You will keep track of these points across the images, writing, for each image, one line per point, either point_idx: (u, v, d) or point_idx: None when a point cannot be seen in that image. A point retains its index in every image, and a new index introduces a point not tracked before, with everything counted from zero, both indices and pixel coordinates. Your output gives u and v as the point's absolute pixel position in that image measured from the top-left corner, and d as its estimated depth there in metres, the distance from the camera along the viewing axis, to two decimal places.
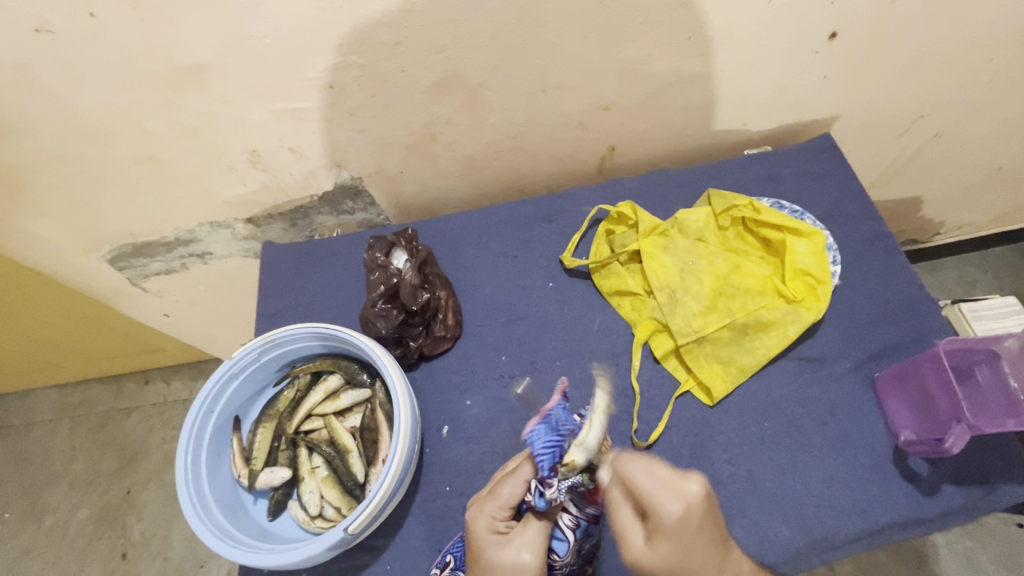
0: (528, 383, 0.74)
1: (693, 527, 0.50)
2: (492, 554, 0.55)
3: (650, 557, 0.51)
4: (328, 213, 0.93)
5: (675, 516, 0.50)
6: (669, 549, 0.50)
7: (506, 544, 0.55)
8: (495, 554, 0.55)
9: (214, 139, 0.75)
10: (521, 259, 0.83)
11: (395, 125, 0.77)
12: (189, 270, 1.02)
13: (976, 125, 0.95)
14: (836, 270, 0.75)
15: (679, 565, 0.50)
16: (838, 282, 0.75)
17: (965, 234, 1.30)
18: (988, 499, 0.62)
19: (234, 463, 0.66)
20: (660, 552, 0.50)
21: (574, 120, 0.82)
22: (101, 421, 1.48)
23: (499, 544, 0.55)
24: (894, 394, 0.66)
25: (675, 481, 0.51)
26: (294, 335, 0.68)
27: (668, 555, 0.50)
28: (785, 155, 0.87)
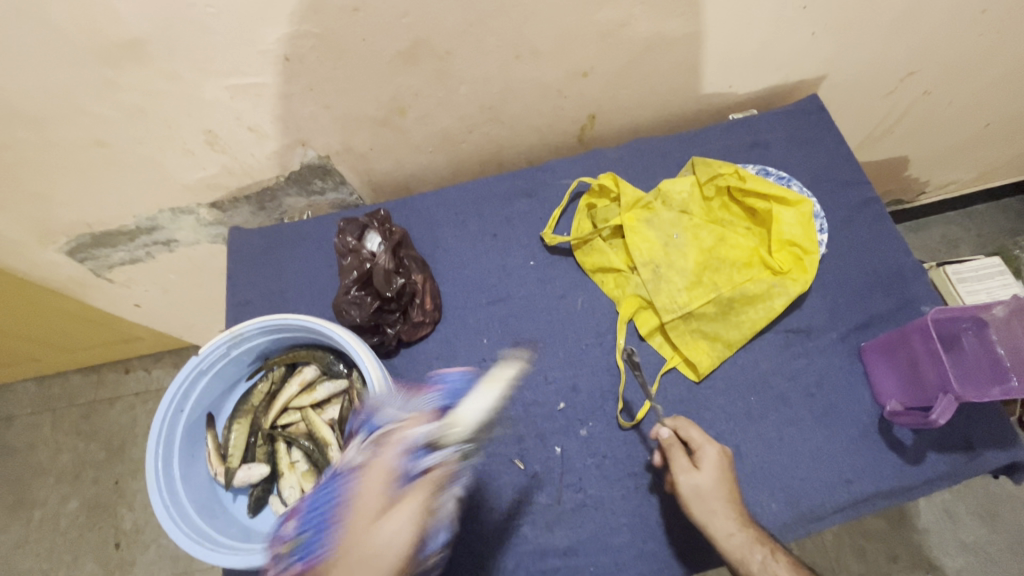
0: (512, 366, 0.72)
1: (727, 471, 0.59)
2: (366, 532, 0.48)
3: (692, 483, 0.58)
4: (297, 194, 0.88)
5: (721, 464, 0.59)
6: (715, 482, 0.58)
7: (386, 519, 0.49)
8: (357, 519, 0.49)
9: (165, 120, 0.70)
10: (501, 238, 0.80)
11: (361, 99, 0.73)
12: (156, 258, 0.98)
13: (967, 80, 0.92)
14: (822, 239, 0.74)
15: (720, 493, 0.57)
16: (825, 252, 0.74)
17: (949, 192, 1.29)
18: (972, 465, 0.62)
19: (210, 462, 0.64)
20: (707, 476, 0.58)
21: (552, 88, 0.78)
22: (84, 413, 1.45)
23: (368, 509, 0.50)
24: (882, 365, 0.65)
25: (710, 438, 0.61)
26: (264, 329, 0.64)
27: (712, 480, 0.58)
28: (772, 119, 0.83)
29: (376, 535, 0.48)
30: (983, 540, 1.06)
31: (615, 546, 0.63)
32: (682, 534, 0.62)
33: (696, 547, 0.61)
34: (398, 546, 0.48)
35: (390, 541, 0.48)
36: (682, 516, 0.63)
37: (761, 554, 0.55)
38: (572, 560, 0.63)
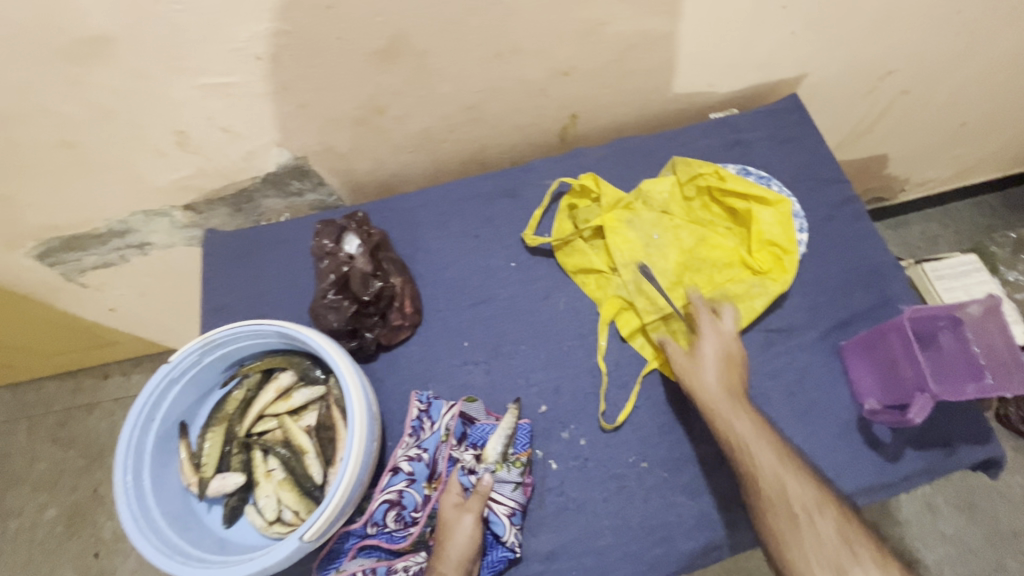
0: (493, 369, 0.71)
1: (732, 352, 0.64)
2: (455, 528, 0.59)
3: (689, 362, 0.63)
4: (275, 196, 0.87)
5: (723, 352, 0.63)
6: (715, 367, 0.62)
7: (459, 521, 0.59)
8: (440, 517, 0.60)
9: (135, 120, 0.68)
10: (482, 239, 0.79)
11: (338, 99, 0.71)
12: (130, 262, 0.95)
13: (944, 79, 0.93)
14: (802, 238, 0.74)
15: (717, 378, 0.62)
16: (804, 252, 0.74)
17: (929, 189, 1.31)
18: (950, 462, 0.63)
19: (184, 472, 0.63)
20: (705, 363, 0.62)
21: (532, 87, 0.77)
22: (60, 419, 1.41)
23: (452, 508, 0.60)
24: (862, 362, 0.65)
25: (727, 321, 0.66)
26: (238, 334, 0.63)
27: (709, 367, 0.62)
28: (752, 118, 0.83)
29: (462, 527, 0.59)
30: (962, 532, 1.08)
31: (598, 548, 0.62)
32: (665, 535, 0.62)
33: (679, 547, 0.61)
34: (473, 537, 0.59)
35: (462, 535, 0.59)
36: (664, 517, 0.63)
37: (734, 406, 0.60)
38: (555, 564, 0.62)
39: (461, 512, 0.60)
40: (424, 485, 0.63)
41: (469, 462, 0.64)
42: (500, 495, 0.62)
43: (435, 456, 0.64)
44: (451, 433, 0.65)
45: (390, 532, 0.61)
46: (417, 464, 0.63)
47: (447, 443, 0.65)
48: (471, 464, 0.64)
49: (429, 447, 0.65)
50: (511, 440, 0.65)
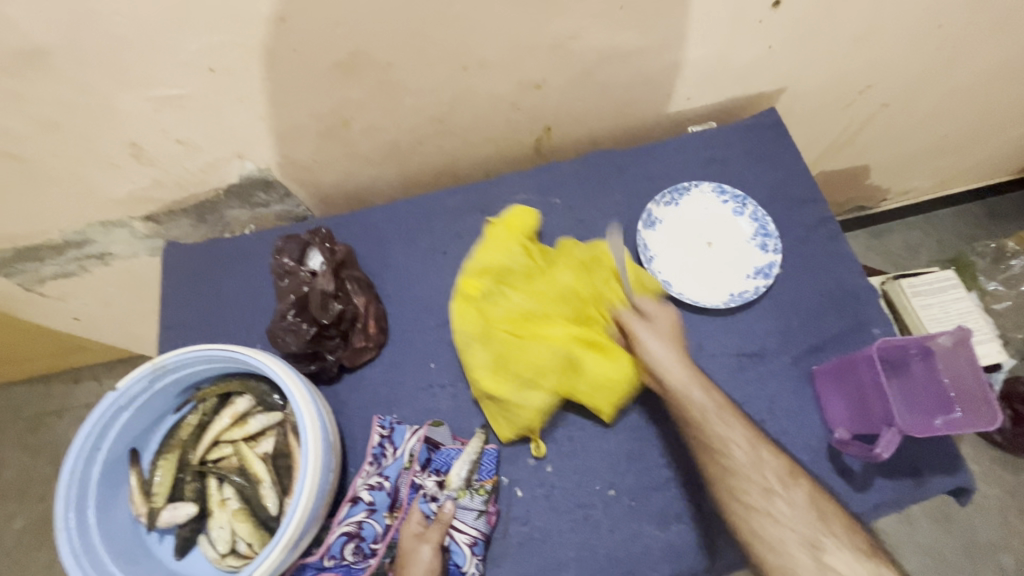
0: (460, 392, 0.69)
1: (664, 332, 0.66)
2: (414, 557, 0.57)
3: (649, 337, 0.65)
4: (240, 207, 0.84)
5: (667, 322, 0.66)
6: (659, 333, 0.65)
7: (419, 550, 0.58)
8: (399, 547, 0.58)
9: (83, 133, 0.65)
10: (452, 255, 0.77)
11: (300, 111, 0.68)
12: (91, 272, 0.92)
13: (924, 92, 0.92)
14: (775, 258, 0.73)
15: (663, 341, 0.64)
16: (751, 297, 0.71)
17: (910, 198, 1.30)
18: (918, 490, 0.62)
19: (133, 501, 0.60)
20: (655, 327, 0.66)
21: (504, 100, 0.75)
22: (29, 426, 1.35)
23: (412, 538, 0.58)
24: (832, 390, 0.64)
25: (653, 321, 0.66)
26: (190, 360, 0.60)
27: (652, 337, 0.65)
28: (730, 132, 0.82)
29: (420, 558, 0.57)
30: (937, 542, 1.08)
31: None
32: (630, 566, 0.61)
33: None
34: (430, 568, 0.57)
35: (421, 567, 0.57)
36: (629, 546, 0.62)
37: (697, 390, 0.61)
38: None
39: (421, 541, 0.58)
40: (386, 514, 0.61)
41: (430, 487, 0.62)
42: (463, 523, 0.60)
43: (397, 483, 0.62)
44: (414, 460, 0.63)
45: (348, 564, 0.59)
46: (379, 494, 0.61)
47: (411, 470, 0.63)
48: (433, 490, 0.62)
49: (391, 474, 0.63)
50: (476, 466, 0.63)
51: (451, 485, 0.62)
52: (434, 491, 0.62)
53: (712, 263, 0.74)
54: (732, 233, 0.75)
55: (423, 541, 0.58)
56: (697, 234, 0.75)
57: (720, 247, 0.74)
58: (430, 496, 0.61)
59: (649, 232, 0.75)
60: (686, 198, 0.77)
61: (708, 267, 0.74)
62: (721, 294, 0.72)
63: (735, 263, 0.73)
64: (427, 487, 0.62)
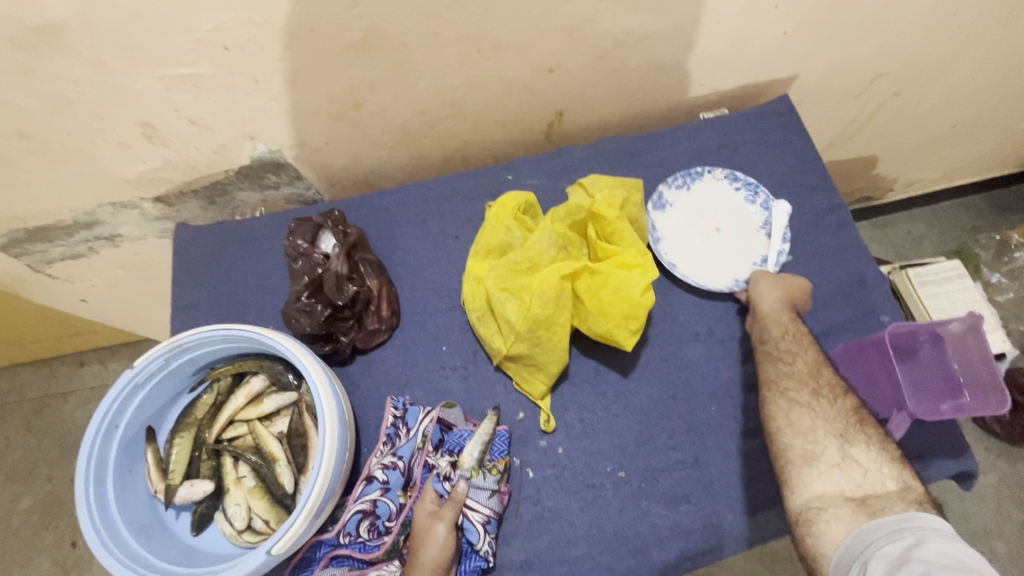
0: (471, 374, 0.70)
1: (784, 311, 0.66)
2: (428, 534, 0.58)
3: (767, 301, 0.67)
4: (249, 189, 0.84)
5: (795, 288, 0.67)
6: (770, 291, 0.67)
7: (433, 526, 0.58)
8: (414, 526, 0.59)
9: (95, 111, 0.64)
10: (463, 240, 0.77)
11: (313, 92, 0.68)
12: (100, 253, 0.92)
13: (935, 81, 0.92)
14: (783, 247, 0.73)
15: (770, 301, 0.66)
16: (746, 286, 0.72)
17: (916, 189, 1.30)
18: (924, 474, 0.63)
19: (150, 478, 0.61)
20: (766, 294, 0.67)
21: (516, 84, 0.74)
22: (35, 408, 1.36)
23: (426, 516, 0.59)
24: (842, 375, 0.65)
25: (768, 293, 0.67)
26: (206, 339, 0.61)
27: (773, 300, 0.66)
28: (741, 119, 0.81)
29: (435, 535, 0.58)
30: None
31: (572, 558, 0.62)
32: (638, 545, 0.62)
33: (652, 556, 0.61)
34: (445, 545, 0.57)
35: (435, 544, 0.57)
36: (638, 525, 0.63)
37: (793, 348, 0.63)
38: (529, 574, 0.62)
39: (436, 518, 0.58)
40: (400, 493, 0.62)
41: (443, 467, 0.63)
42: (476, 502, 0.61)
43: (411, 463, 0.64)
44: (427, 440, 0.64)
45: (363, 541, 0.60)
46: (393, 473, 0.62)
47: (424, 451, 0.64)
48: (446, 470, 0.63)
49: (405, 454, 0.64)
50: (488, 446, 0.64)
51: (464, 465, 0.63)
52: (448, 471, 0.63)
53: (718, 248, 0.74)
54: (743, 220, 0.75)
55: (438, 518, 0.58)
56: (708, 220, 0.76)
57: (730, 233, 0.75)
58: (444, 476, 0.62)
59: (658, 213, 0.76)
60: (699, 183, 0.77)
61: (714, 251, 0.74)
62: (725, 278, 0.72)
63: (742, 250, 0.74)
64: (441, 467, 0.63)
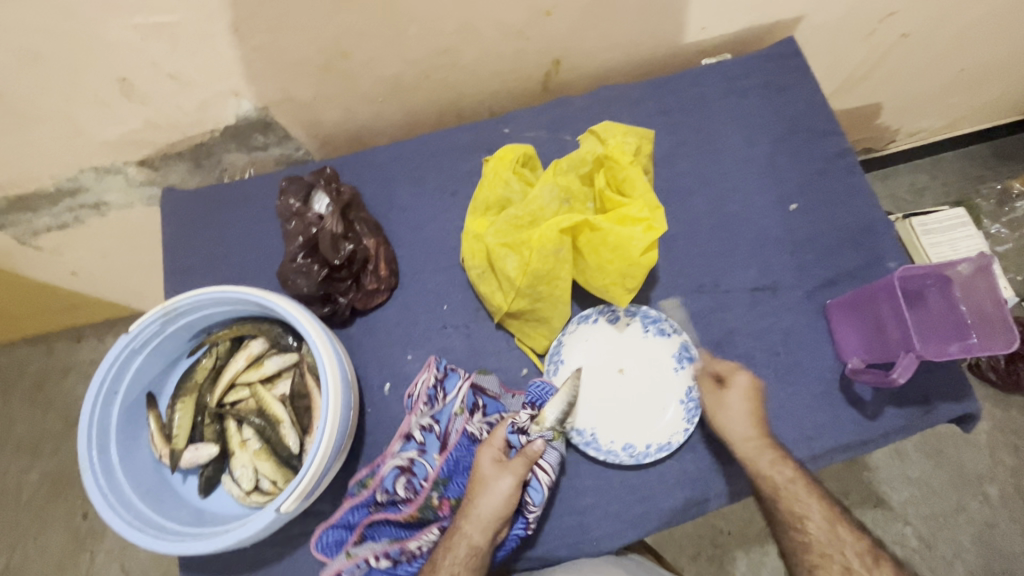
0: (474, 332, 0.69)
1: (745, 397, 0.64)
2: (493, 481, 0.58)
3: (729, 398, 0.63)
4: (237, 150, 0.81)
5: (748, 388, 0.64)
6: (739, 400, 0.63)
7: (498, 477, 0.58)
8: (479, 472, 0.59)
9: (68, 66, 0.61)
10: (461, 196, 0.75)
11: (298, 42, 0.65)
12: (87, 222, 0.89)
13: (947, 20, 0.88)
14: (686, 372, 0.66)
15: (740, 410, 0.62)
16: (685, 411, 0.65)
17: (920, 139, 1.27)
18: (928, 418, 0.64)
19: (154, 443, 0.61)
20: (731, 396, 0.63)
21: (512, 28, 0.70)
22: (36, 384, 1.35)
23: (493, 465, 0.58)
24: (846, 323, 0.65)
25: (732, 392, 0.64)
26: (202, 302, 0.59)
27: (735, 402, 0.63)
28: (747, 63, 0.78)
29: (500, 486, 0.57)
30: (928, 474, 1.10)
31: (580, 508, 0.63)
32: (644, 494, 0.62)
33: (659, 504, 0.62)
34: (508, 499, 0.57)
35: (497, 494, 0.57)
36: (644, 474, 0.63)
37: (771, 456, 0.60)
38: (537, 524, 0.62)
39: (503, 468, 0.58)
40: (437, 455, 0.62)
41: (523, 420, 0.62)
42: (545, 463, 0.60)
43: (447, 429, 0.63)
44: (465, 407, 0.64)
45: (397, 502, 0.60)
46: (430, 435, 0.62)
47: (463, 417, 0.63)
48: (525, 423, 0.62)
49: (442, 418, 0.63)
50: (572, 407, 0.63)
51: (545, 424, 0.62)
52: (527, 425, 0.62)
53: (632, 394, 0.67)
54: (628, 346, 0.68)
55: (505, 468, 0.58)
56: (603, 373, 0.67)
57: (632, 371, 0.68)
58: (523, 429, 0.62)
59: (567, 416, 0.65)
60: (566, 352, 0.68)
61: (648, 410, 0.66)
62: (676, 424, 0.64)
63: (649, 387, 0.67)
64: (522, 422, 0.62)
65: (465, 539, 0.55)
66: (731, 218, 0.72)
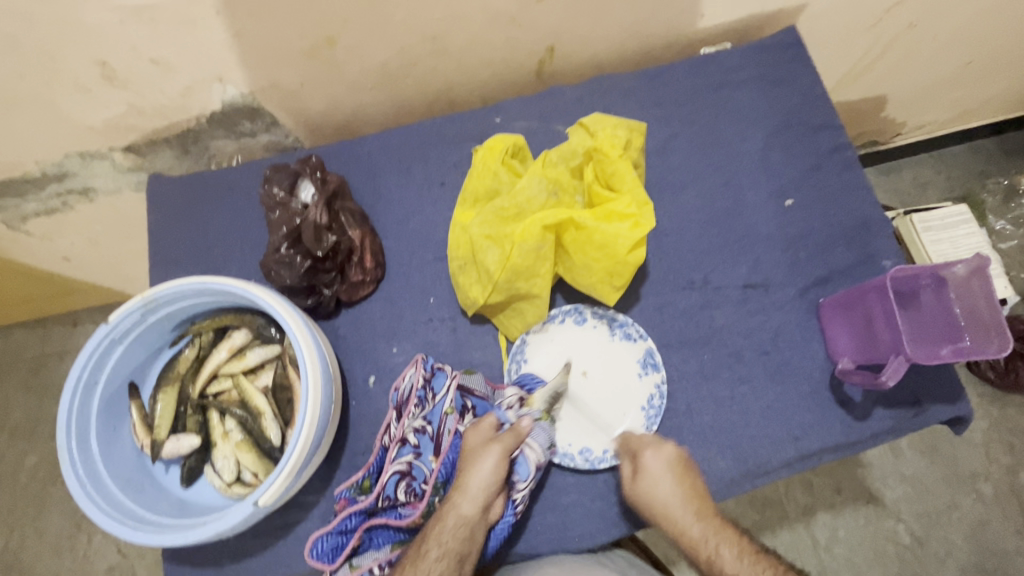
0: (460, 326, 0.68)
1: (667, 472, 0.57)
2: (480, 454, 0.57)
3: (650, 482, 0.57)
4: (224, 137, 0.79)
5: (670, 457, 0.58)
6: (662, 479, 0.57)
7: (484, 450, 0.57)
8: (467, 448, 0.58)
9: (45, 49, 0.59)
10: (449, 187, 0.73)
11: (280, 27, 0.63)
12: (75, 209, 0.88)
13: (956, 10, 0.85)
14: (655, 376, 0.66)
15: (667, 488, 0.56)
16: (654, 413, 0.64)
17: (926, 132, 1.25)
18: (918, 420, 0.63)
19: (136, 434, 0.61)
20: (648, 480, 0.57)
21: (503, 15, 0.68)
22: (33, 368, 1.35)
23: (482, 440, 0.58)
24: (837, 322, 0.64)
25: (652, 472, 0.57)
26: (182, 292, 0.59)
27: (657, 483, 0.57)
28: (745, 54, 0.76)
29: (488, 459, 0.56)
30: (921, 472, 1.09)
31: (563, 505, 0.62)
32: None
33: None
34: (495, 471, 0.56)
35: (487, 466, 0.56)
36: None
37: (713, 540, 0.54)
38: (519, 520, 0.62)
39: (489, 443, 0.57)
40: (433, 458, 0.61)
41: (511, 400, 0.63)
42: (536, 441, 0.60)
43: (440, 429, 0.62)
44: (454, 407, 0.62)
45: (398, 508, 0.60)
46: (423, 437, 0.62)
47: (452, 417, 0.62)
48: (512, 403, 0.63)
49: (433, 418, 0.62)
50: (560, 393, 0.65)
51: (535, 404, 0.63)
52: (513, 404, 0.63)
53: (595, 397, 0.66)
54: (594, 349, 0.68)
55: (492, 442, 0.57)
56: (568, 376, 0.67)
57: (596, 374, 0.67)
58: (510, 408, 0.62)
59: None
60: (530, 353, 0.68)
61: (607, 415, 0.65)
62: (637, 429, 0.64)
63: (614, 390, 0.66)
64: (509, 402, 0.63)
65: (454, 511, 0.54)
66: (724, 213, 0.71)
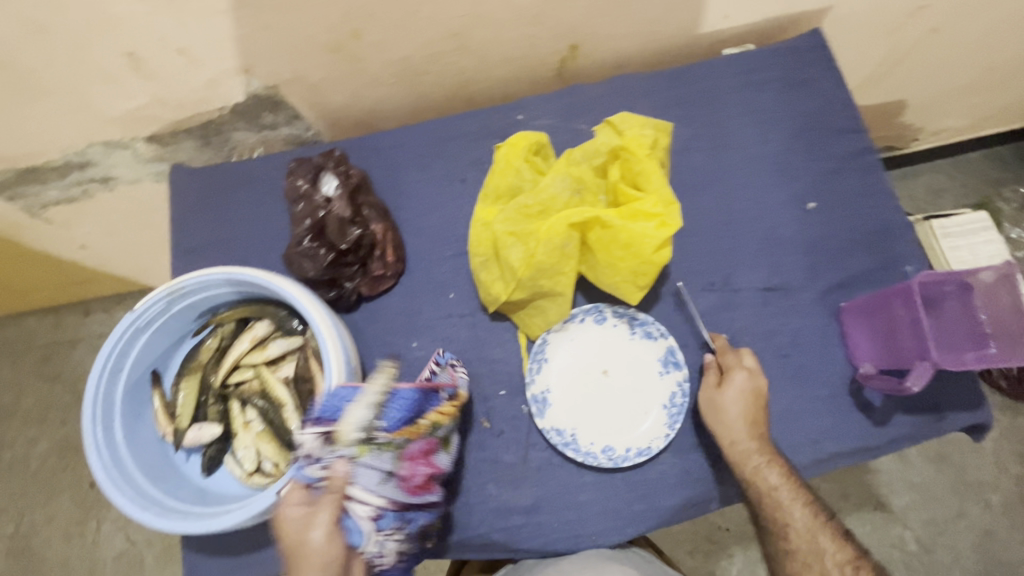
0: (479, 322, 0.69)
1: (749, 393, 0.60)
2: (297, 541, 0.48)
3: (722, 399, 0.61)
4: (246, 129, 0.80)
5: (753, 388, 0.60)
6: (735, 401, 0.60)
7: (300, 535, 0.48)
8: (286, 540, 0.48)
9: (75, 39, 0.60)
10: (470, 183, 0.74)
11: (307, 21, 0.63)
12: (95, 197, 0.89)
13: (980, 15, 0.85)
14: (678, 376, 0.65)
15: (735, 411, 0.60)
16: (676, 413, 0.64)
17: (943, 138, 1.24)
18: (937, 426, 0.63)
19: (159, 422, 0.61)
20: (728, 395, 0.60)
21: (527, 12, 0.68)
22: (44, 355, 1.36)
23: (294, 522, 0.48)
24: (860, 327, 0.64)
25: (732, 390, 0.60)
26: (206, 282, 0.59)
27: (731, 400, 0.60)
28: (768, 55, 0.76)
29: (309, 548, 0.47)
30: (931, 479, 1.09)
31: (580, 503, 0.63)
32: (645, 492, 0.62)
33: (659, 502, 0.62)
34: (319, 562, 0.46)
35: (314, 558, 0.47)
36: (645, 470, 0.63)
37: (757, 461, 0.58)
38: (536, 516, 0.62)
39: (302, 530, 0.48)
40: None
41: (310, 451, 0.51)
42: (363, 494, 0.51)
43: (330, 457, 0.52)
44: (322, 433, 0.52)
45: None
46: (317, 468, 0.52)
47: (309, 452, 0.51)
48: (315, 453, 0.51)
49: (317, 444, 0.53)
50: (379, 411, 0.53)
51: (343, 442, 0.51)
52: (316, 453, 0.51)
53: (615, 396, 0.66)
54: (615, 347, 0.68)
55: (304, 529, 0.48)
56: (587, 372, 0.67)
57: (618, 373, 0.67)
58: (312, 460, 0.51)
59: (546, 415, 0.65)
60: (551, 351, 0.67)
61: (628, 415, 0.65)
62: (659, 429, 0.64)
63: (635, 389, 0.66)
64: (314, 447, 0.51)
65: None
66: (745, 215, 0.71)
